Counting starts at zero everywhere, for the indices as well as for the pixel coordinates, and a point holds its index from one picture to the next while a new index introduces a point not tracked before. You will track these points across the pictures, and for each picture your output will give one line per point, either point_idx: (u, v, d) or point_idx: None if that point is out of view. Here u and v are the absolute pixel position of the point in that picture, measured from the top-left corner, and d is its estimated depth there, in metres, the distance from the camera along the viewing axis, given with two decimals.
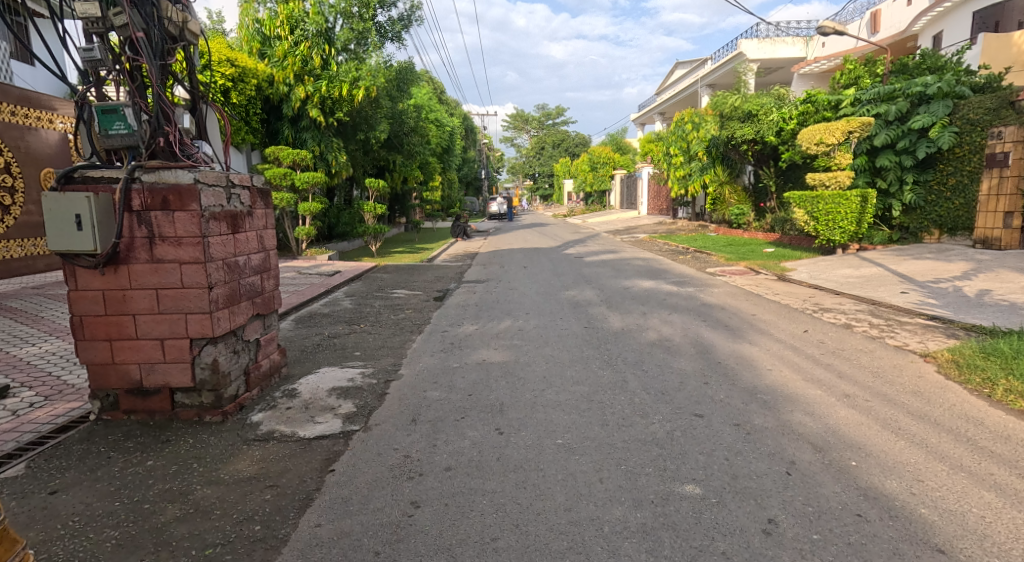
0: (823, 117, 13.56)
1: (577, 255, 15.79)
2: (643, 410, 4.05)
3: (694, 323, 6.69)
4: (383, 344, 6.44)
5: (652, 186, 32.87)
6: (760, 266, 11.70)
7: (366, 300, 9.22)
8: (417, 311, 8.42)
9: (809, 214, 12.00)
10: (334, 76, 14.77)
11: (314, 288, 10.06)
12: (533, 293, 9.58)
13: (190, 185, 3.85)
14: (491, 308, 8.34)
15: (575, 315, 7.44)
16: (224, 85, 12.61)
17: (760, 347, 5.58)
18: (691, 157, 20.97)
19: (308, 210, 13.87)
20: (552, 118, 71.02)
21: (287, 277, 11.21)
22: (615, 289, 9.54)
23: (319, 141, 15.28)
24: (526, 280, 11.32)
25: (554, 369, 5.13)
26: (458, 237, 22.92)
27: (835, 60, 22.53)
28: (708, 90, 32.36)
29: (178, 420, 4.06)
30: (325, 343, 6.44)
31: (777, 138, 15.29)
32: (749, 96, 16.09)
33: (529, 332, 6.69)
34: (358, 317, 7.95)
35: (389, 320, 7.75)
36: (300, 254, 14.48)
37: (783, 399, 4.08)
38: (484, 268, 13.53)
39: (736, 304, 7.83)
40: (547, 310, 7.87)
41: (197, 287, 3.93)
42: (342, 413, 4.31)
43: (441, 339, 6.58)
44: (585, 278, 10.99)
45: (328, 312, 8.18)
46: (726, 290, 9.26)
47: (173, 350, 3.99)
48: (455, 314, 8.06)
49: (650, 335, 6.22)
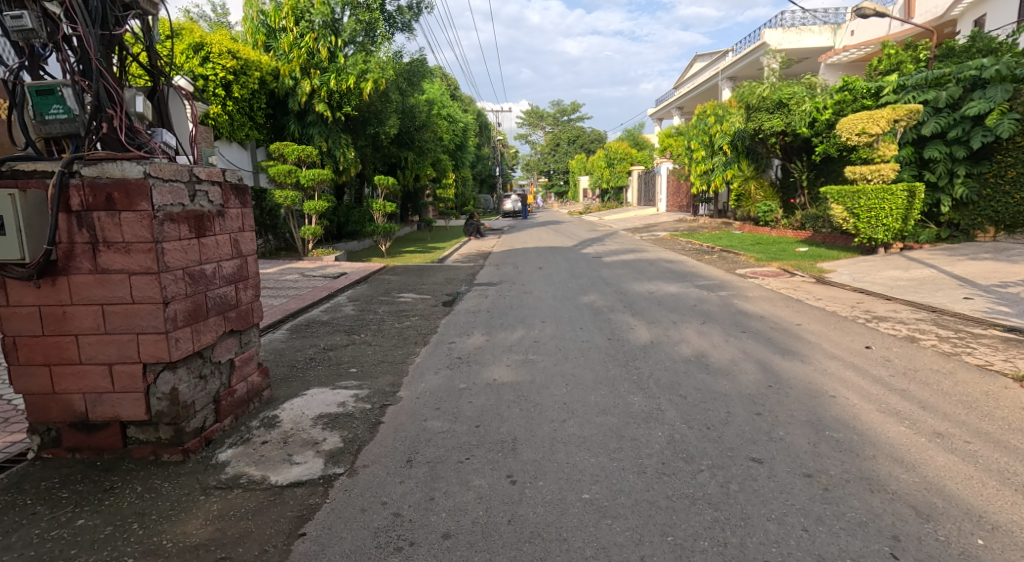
0: (862, 106, 12.72)
1: (596, 255, 15.05)
2: (688, 451, 3.33)
3: (733, 335, 5.95)
4: (382, 358, 5.77)
5: (672, 182, 31.96)
6: (794, 267, 10.87)
7: (369, 305, 8.57)
8: (425, 318, 7.75)
9: (848, 211, 11.14)
10: (342, 68, 14.15)
11: (317, 293, 9.44)
12: (549, 297, 8.87)
13: (138, 179, 3.18)
14: (504, 315, 7.64)
15: (598, 324, 6.72)
16: (226, 77, 12.02)
17: (816, 366, 4.82)
18: (715, 152, 20.07)
19: (313, 208, 13.24)
20: (568, 114, 70.10)
21: (290, 279, 10.61)
22: (639, 293, 8.80)
23: (327, 137, 14.71)
24: (542, 282, 10.61)
25: (577, 392, 4.43)
26: (471, 235, 22.27)
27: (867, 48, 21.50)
28: (729, 83, 31.37)
29: (130, 459, 3.38)
30: (317, 358, 5.78)
31: (809, 130, 14.46)
32: (779, 86, 15.26)
33: (546, 344, 5.99)
34: (358, 325, 7.29)
35: (393, 330, 7.08)
36: (306, 255, 13.87)
37: (860, 439, 3.35)
38: (498, 269, 12.88)
39: (777, 312, 7.07)
40: (566, 318, 7.16)
41: (151, 302, 3.27)
42: (326, 450, 3.63)
43: (448, 353, 5.89)
44: (606, 281, 10.25)
45: (327, 320, 7.53)
46: (762, 295, 8.48)
47: (123, 377, 3.32)
48: (465, 323, 7.38)
49: (684, 350, 5.48)
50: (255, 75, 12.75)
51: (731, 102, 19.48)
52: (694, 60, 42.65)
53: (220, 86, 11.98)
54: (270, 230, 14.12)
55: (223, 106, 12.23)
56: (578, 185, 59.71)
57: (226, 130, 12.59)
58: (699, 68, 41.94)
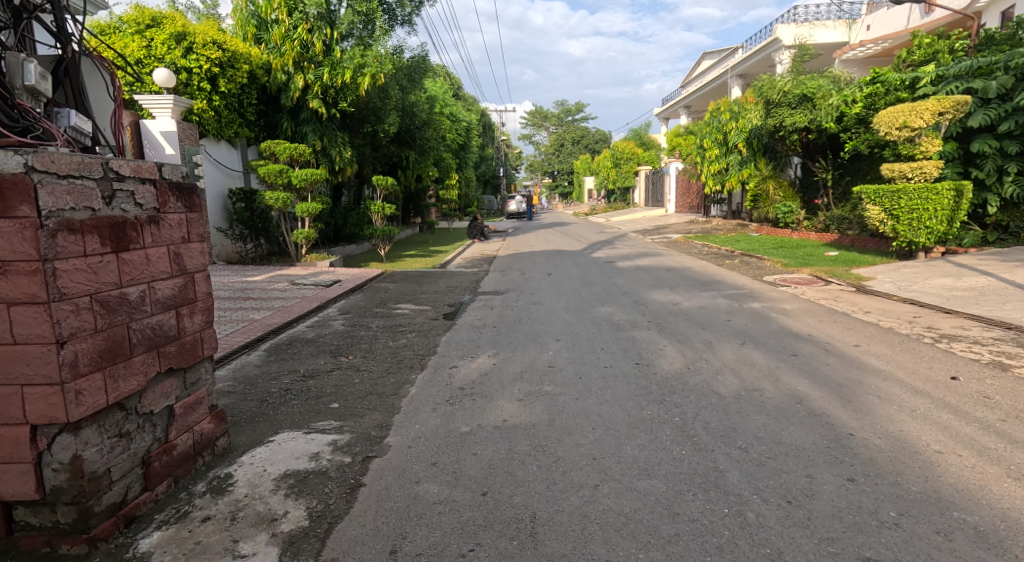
0: (896, 99, 11.80)
1: (607, 259, 14.13)
2: (772, 543, 2.47)
3: (784, 360, 5.07)
4: (371, 389, 4.88)
5: (681, 182, 31.02)
6: (828, 274, 9.97)
7: (362, 319, 7.67)
8: (424, 335, 6.87)
9: (886, 212, 10.22)
10: (338, 62, 13.35)
11: (305, 304, 8.55)
12: (562, 309, 7.98)
13: (16, 177, 2.34)
14: (514, 332, 6.74)
15: (622, 345, 5.82)
16: (211, 70, 11.08)
17: (899, 404, 3.94)
18: (730, 149, 19.19)
19: (307, 211, 12.36)
20: (572, 114, 69.23)
21: (278, 288, 9.74)
22: (662, 304, 7.91)
23: (322, 135, 13.91)
24: (553, 290, 9.73)
25: (609, 444, 3.56)
26: (475, 237, 21.35)
27: (885, 42, 20.57)
28: (739, 81, 30.47)
29: (17, 553, 2.53)
30: (296, 388, 4.89)
31: (837, 125, 13.57)
32: (802, 79, 14.42)
33: (565, 370, 5.12)
34: (348, 344, 6.40)
35: (385, 351, 6.18)
36: (299, 260, 12.98)
37: (1007, 528, 2.49)
38: (504, 275, 12.03)
39: (825, 329, 6.18)
40: (584, 336, 6.27)
41: (40, 342, 2.42)
42: (283, 533, 2.75)
43: (447, 382, 5.02)
44: (623, 290, 9.32)
45: (312, 338, 6.64)
46: (801, 307, 7.59)
47: (4, 444, 2.48)
48: (469, 341, 6.48)
49: (731, 381, 4.59)
50: (243, 67, 11.77)
51: (747, 98, 18.63)
52: (701, 57, 41.67)
53: (205, 80, 11.11)
54: (262, 234, 12.99)
55: (208, 101, 11.35)
56: (583, 185, 58.78)
57: (214, 128, 11.72)
58: (707, 66, 40.98)
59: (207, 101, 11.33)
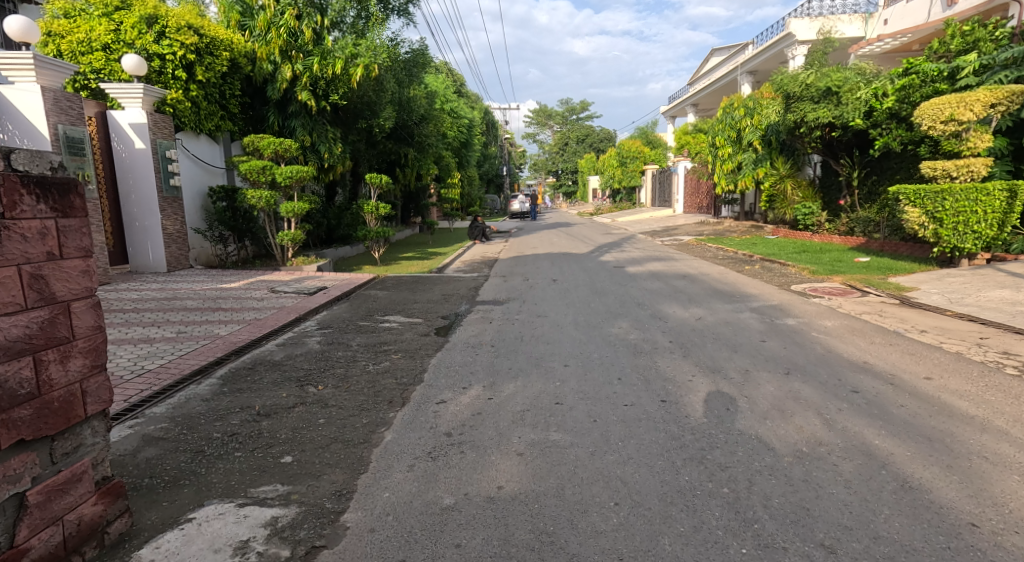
0: (934, 92, 10.84)
1: (615, 263, 13.20)
2: None
3: (846, 398, 4.14)
4: (335, 436, 3.95)
5: (690, 182, 30.07)
6: (863, 283, 9.03)
7: (341, 336, 6.74)
8: (412, 357, 5.95)
9: (928, 214, 9.26)
10: (329, 51, 12.47)
11: (280, 316, 7.63)
12: (570, 324, 7.04)
13: None
14: (515, 354, 5.82)
15: (642, 375, 4.89)
16: (188, 57, 10.11)
17: (1020, 472, 3.01)
18: (745, 147, 18.27)
19: (293, 211, 11.43)
20: (576, 113, 68.21)
21: (255, 296, 8.83)
22: (683, 321, 6.97)
23: (311, 130, 13.05)
24: (559, 301, 8.79)
25: (640, 534, 2.64)
26: (476, 239, 20.40)
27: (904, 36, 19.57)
28: (750, 78, 29.47)
29: None
30: (243, 433, 3.93)
31: (865, 120, 12.66)
32: (827, 71, 13.59)
33: (576, 410, 4.19)
34: (320, 370, 5.47)
35: (363, 378, 5.25)
36: (284, 264, 12.04)
37: None
38: (506, 281, 11.11)
39: (882, 354, 5.24)
40: (597, 362, 5.34)
41: None
42: None
43: (432, 425, 4.08)
44: (636, 302, 8.38)
45: (279, 361, 5.71)
46: (843, 323, 6.64)
47: None
48: (462, 366, 5.56)
49: (786, 428, 3.66)
50: (224, 55, 10.74)
51: (764, 93, 17.74)
52: (710, 54, 40.69)
53: (181, 67, 10.16)
54: (247, 235, 11.98)
55: (185, 91, 10.44)
56: (588, 185, 57.90)
57: (191, 121, 10.78)
58: (716, 63, 39.94)
59: (183, 91, 10.42)
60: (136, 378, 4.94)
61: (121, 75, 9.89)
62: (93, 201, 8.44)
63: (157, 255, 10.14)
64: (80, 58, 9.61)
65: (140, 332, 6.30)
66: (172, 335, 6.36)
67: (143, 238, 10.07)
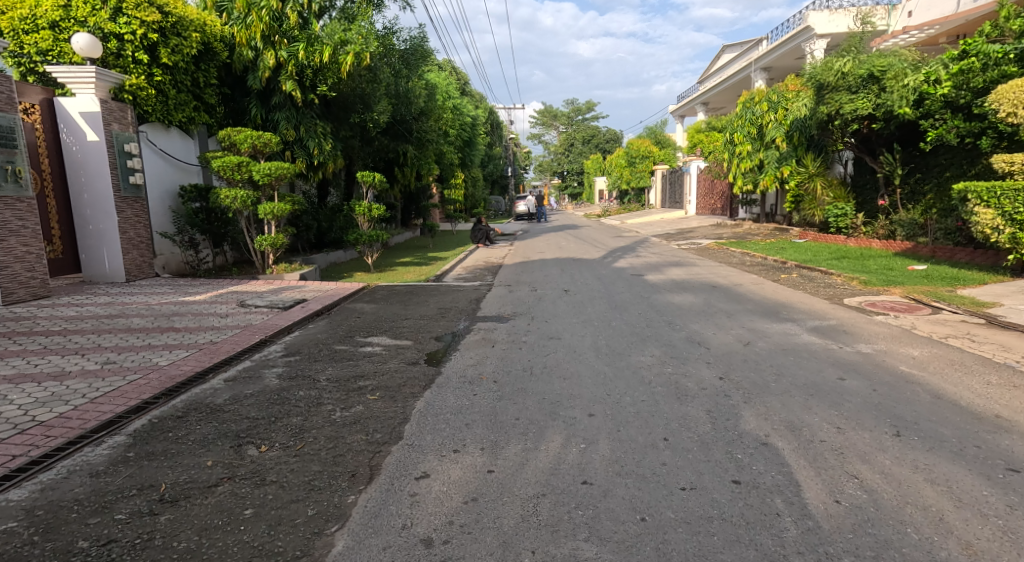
0: (1003, 76, 9.47)
1: (632, 270, 11.89)
2: None
3: (1006, 485, 2.89)
4: (258, 545, 2.68)
5: (703, 182, 28.63)
6: (930, 297, 7.73)
7: (309, 367, 5.46)
8: (392, 399, 4.67)
9: (1005, 216, 7.91)
10: (316, 37, 11.33)
11: (241, 338, 6.33)
12: (591, 350, 5.79)
13: None
14: (524, 396, 4.55)
15: (697, 435, 3.65)
16: (151, 37, 8.85)
17: None
18: (767, 144, 16.91)
19: (272, 213, 10.15)
20: (583, 113, 66.86)
21: (220, 310, 7.59)
22: (729, 348, 5.69)
23: (297, 123, 11.85)
24: (573, 317, 7.54)
25: None
26: (479, 242, 19.18)
27: (930, 29, 18.33)
28: (764, 74, 28.21)
29: None
30: (123, 540, 2.67)
31: (914, 110, 11.32)
32: (867, 57, 12.35)
33: (611, 501, 2.96)
34: (271, 421, 4.17)
35: (323, 433, 3.97)
36: (265, 271, 10.78)
37: None
38: (511, 291, 9.86)
39: (1011, 402, 3.98)
40: (632, 413, 4.08)
41: None
42: None
43: (409, 525, 2.84)
44: (665, 321, 7.09)
45: (221, 405, 4.43)
46: (931, 351, 5.37)
47: None
48: (455, 414, 4.29)
49: (942, 550, 2.43)
50: (194, 36, 9.46)
51: (789, 86, 16.46)
52: (721, 50, 39.03)
53: (143, 50, 8.90)
54: (223, 240, 10.74)
55: (148, 77, 9.19)
56: (595, 186, 56.66)
57: (157, 110, 9.55)
58: (726, 61, 38.74)
59: (145, 76, 9.16)
60: (15, 437, 3.65)
61: (72, 57, 8.71)
62: (27, 200, 7.20)
63: (114, 262, 8.88)
64: (24, 37, 8.45)
65: (54, 364, 5.01)
66: (95, 367, 5.05)
67: (97, 243, 8.84)
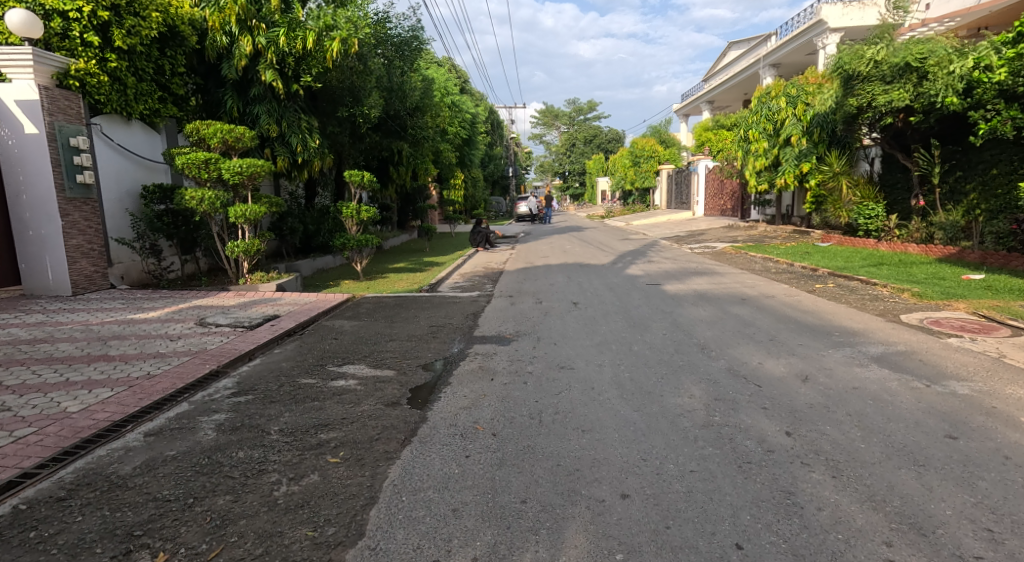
0: None
1: (646, 278, 10.73)
2: None
3: None
4: None
5: (712, 182, 27.44)
6: (1006, 313, 6.60)
7: (260, 412, 4.33)
8: (359, 463, 3.53)
9: None
10: (298, 22, 10.24)
11: (186, 369, 5.22)
12: (613, 388, 4.65)
13: None
14: (533, 461, 3.42)
15: (785, 542, 2.54)
16: (104, 15, 7.73)
17: None
18: (786, 141, 15.76)
19: (244, 215, 8.99)
20: (586, 113, 65.57)
21: (173, 331, 6.48)
22: (786, 386, 4.55)
23: (278, 117, 10.70)
24: (587, 338, 6.39)
25: None
26: (478, 245, 18.02)
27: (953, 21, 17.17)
28: (772, 70, 26.86)
29: None
30: None
31: (961, 100, 10.21)
32: (904, 43, 11.27)
33: None
34: (186, 505, 3.03)
35: (256, 527, 2.85)
36: (238, 280, 9.62)
37: None
38: (514, 303, 8.71)
39: None
40: (682, 495, 2.96)
41: None
42: None
43: None
44: (697, 344, 5.96)
45: (128, 476, 3.31)
46: None
47: None
48: (440, 491, 3.16)
49: None
50: (155, 15, 8.33)
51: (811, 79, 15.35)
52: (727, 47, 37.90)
53: (95, 30, 7.78)
54: (192, 246, 9.59)
55: (101, 63, 8.06)
56: (598, 187, 55.45)
57: (113, 101, 8.34)
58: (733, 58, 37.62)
59: (97, 61, 8.03)
60: None
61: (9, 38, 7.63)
62: None
63: (59, 273, 7.80)
64: None
65: None
66: None
67: (40, 251, 7.77)
